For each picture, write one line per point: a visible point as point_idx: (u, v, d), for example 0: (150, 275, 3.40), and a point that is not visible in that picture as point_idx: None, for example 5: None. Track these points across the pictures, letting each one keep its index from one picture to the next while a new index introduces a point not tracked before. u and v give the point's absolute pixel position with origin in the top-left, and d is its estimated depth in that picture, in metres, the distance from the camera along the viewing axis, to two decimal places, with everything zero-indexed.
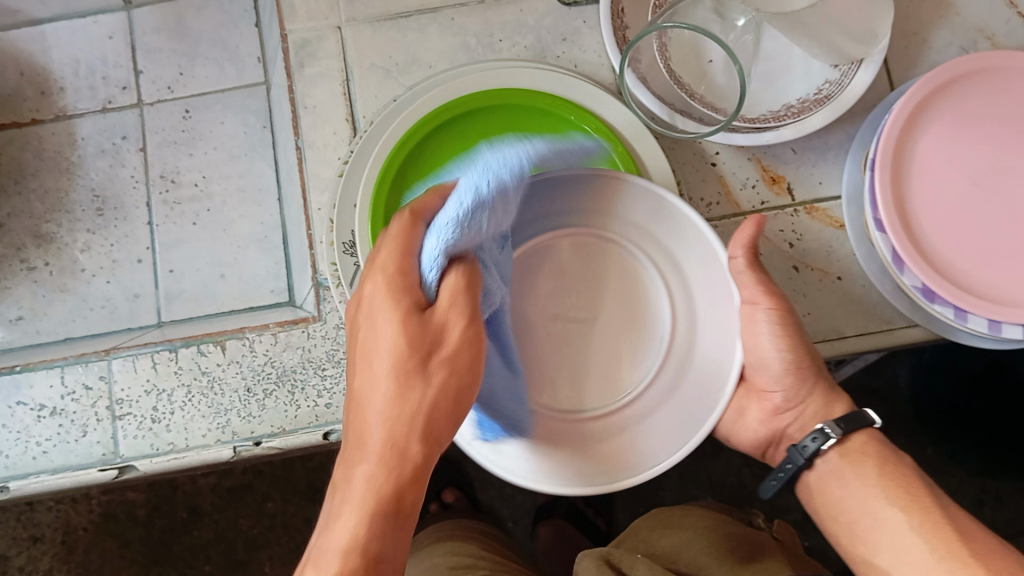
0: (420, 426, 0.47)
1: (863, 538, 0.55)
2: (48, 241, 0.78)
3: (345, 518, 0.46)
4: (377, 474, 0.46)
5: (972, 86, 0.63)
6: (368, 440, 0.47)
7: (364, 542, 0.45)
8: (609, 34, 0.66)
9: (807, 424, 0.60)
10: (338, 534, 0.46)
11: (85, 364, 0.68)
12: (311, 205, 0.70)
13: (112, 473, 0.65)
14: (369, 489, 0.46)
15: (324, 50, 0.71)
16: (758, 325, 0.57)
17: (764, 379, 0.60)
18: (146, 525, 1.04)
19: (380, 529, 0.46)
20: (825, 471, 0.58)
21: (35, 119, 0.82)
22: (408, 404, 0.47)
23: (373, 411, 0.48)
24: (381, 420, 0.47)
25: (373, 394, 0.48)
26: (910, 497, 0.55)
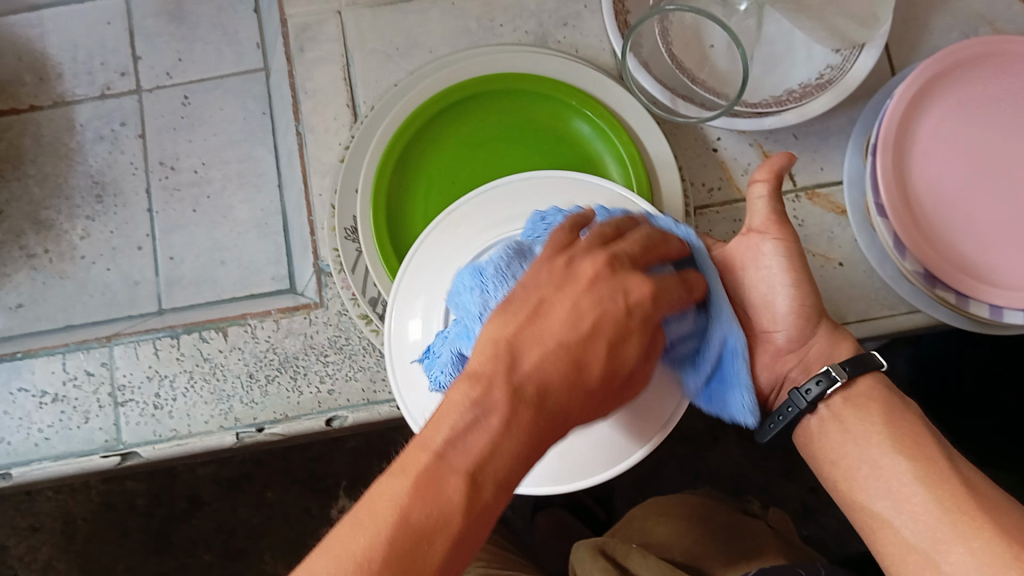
0: (571, 414, 0.44)
1: (862, 483, 0.53)
2: (47, 228, 0.78)
3: (481, 436, 0.41)
4: (532, 428, 0.43)
5: (976, 69, 0.63)
6: (524, 380, 0.43)
7: (499, 483, 0.41)
8: (609, 20, 0.66)
9: (810, 366, 0.57)
10: (468, 449, 0.41)
11: (86, 350, 0.67)
12: (312, 190, 0.70)
13: (115, 459, 0.65)
14: (524, 435, 0.42)
15: (325, 34, 0.71)
16: (763, 252, 0.56)
17: (766, 318, 0.58)
18: (146, 513, 1.04)
19: (519, 468, 0.42)
20: (826, 416, 0.56)
21: (33, 105, 0.81)
22: (590, 393, 0.45)
23: (544, 361, 0.44)
24: (547, 370, 0.44)
25: (563, 353, 0.44)
26: (915, 445, 0.52)
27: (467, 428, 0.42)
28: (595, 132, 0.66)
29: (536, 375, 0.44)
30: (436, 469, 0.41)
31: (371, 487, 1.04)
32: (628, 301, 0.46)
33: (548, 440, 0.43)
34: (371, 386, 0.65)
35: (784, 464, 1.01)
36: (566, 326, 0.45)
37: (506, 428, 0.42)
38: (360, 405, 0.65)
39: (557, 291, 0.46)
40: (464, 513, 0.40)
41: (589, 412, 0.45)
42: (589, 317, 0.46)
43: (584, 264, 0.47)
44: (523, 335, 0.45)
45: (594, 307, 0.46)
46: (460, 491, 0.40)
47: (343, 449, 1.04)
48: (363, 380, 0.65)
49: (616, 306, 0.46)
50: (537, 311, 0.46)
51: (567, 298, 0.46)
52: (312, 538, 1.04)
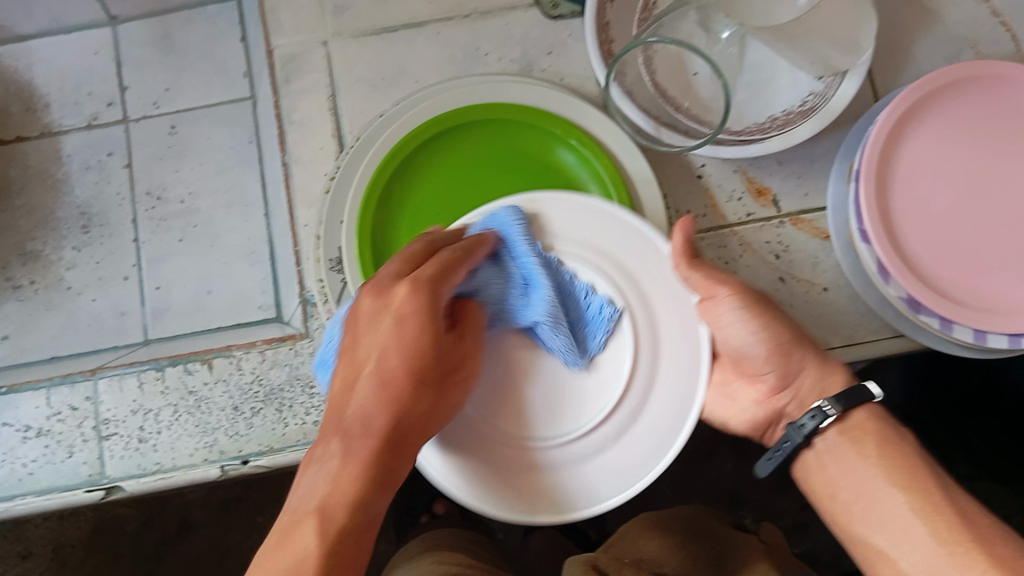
0: (410, 424, 0.50)
1: (859, 517, 0.54)
2: (33, 259, 0.78)
3: (326, 477, 0.49)
4: (369, 454, 0.49)
5: (955, 96, 0.63)
6: (347, 418, 0.51)
7: (348, 505, 0.48)
8: (593, 49, 0.66)
9: (804, 401, 0.59)
10: (314, 493, 0.49)
11: (70, 384, 0.67)
12: (297, 221, 0.70)
13: (98, 494, 0.65)
14: (360, 464, 0.49)
15: (311, 64, 0.71)
16: (721, 315, 0.56)
17: (753, 363, 0.59)
18: (138, 537, 1.04)
19: (380, 499, 0.50)
20: (822, 450, 0.56)
21: (20, 135, 0.81)
22: (410, 413, 0.50)
23: (364, 397, 0.51)
24: (366, 408, 0.50)
25: (367, 387, 0.51)
26: (912, 477, 0.53)
27: (313, 483, 0.50)
28: (580, 160, 0.66)
29: (359, 410, 0.51)
30: (298, 525, 0.48)
31: None
32: (399, 314, 0.51)
33: (397, 463, 0.50)
34: None
35: (778, 481, 1.01)
36: (369, 371, 0.51)
37: (347, 459, 0.49)
38: None
39: (353, 334, 0.52)
40: (334, 537, 0.47)
41: (422, 429, 0.51)
42: (392, 348, 0.51)
43: (366, 301, 0.53)
44: (346, 387, 0.52)
45: (381, 337, 0.51)
46: (332, 529, 0.47)
47: None
48: None
49: (387, 318, 0.51)
50: (355, 358, 0.52)
51: (367, 333, 0.52)
52: None
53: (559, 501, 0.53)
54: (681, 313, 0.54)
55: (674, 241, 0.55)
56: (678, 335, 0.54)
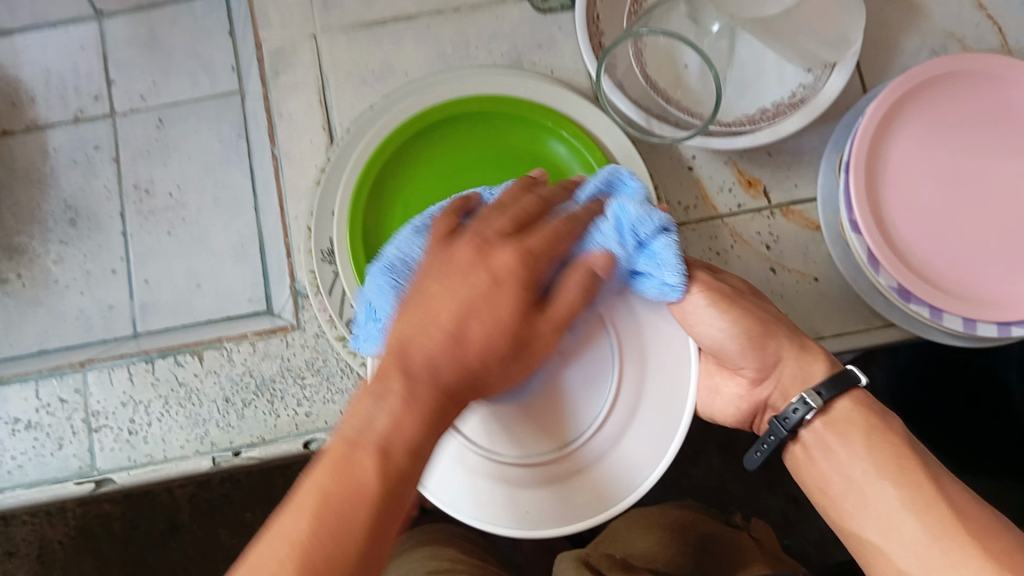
0: (482, 380, 0.46)
1: (851, 512, 0.53)
2: (20, 254, 0.78)
3: (385, 415, 0.43)
4: (424, 409, 0.43)
5: (942, 87, 0.64)
6: (415, 365, 0.44)
7: (411, 450, 0.43)
8: (583, 42, 0.66)
9: (786, 391, 0.56)
10: (371, 432, 0.43)
11: (59, 377, 0.67)
12: (288, 213, 0.70)
13: (89, 487, 0.64)
14: (422, 410, 0.43)
15: (300, 57, 0.71)
16: (693, 310, 0.52)
17: (730, 357, 0.57)
18: (123, 539, 1.03)
19: (431, 439, 0.44)
20: (809, 440, 0.55)
21: (5, 130, 0.81)
22: (507, 368, 0.46)
23: (432, 338, 0.45)
24: (416, 362, 0.45)
25: (452, 334, 0.45)
26: (900, 470, 0.51)
27: (370, 414, 0.43)
28: (572, 153, 0.66)
29: (411, 350, 0.45)
30: (353, 460, 0.42)
31: None
32: (496, 279, 0.47)
33: (457, 408, 0.45)
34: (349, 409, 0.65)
35: (765, 479, 1.01)
36: (457, 319, 0.46)
37: (407, 399, 0.43)
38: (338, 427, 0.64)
39: (454, 276, 0.47)
40: (383, 486, 0.41)
41: (493, 384, 0.46)
42: (455, 301, 0.46)
43: (499, 255, 0.47)
44: (412, 335, 0.45)
45: (468, 284, 0.47)
46: (369, 492, 0.41)
47: None
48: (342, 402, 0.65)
49: (482, 280, 0.47)
50: (412, 312, 0.46)
51: (434, 287, 0.47)
52: None
53: (602, 496, 0.48)
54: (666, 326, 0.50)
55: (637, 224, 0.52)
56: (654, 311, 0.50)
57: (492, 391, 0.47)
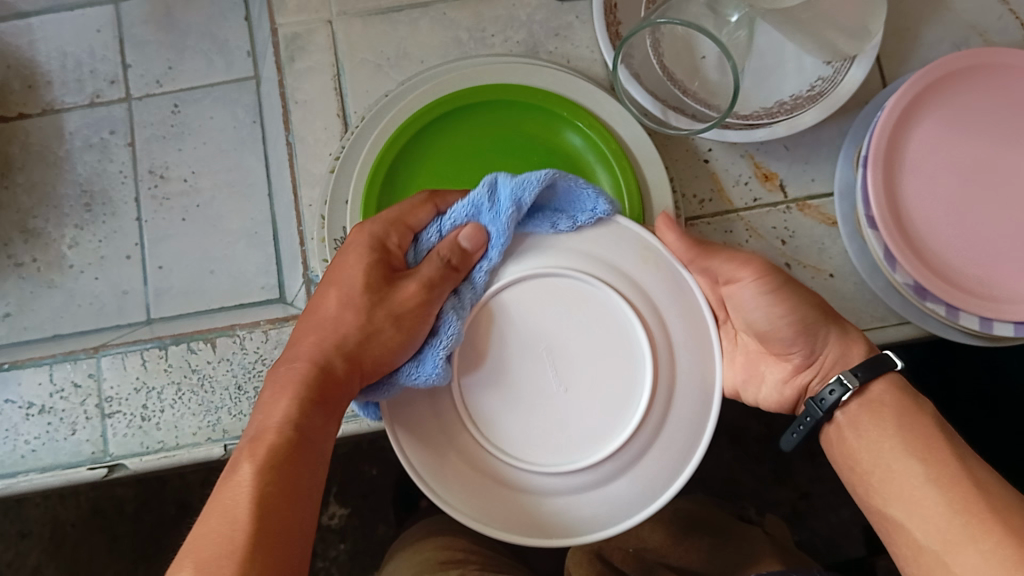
0: (349, 346, 0.49)
1: (876, 489, 0.51)
2: (35, 237, 0.78)
3: (274, 398, 0.47)
4: (300, 387, 0.47)
5: (965, 82, 0.63)
6: (305, 354, 0.49)
7: (284, 422, 0.46)
8: (601, 30, 0.65)
9: (826, 375, 0.55)
10: (269, 405, 0.47)
11: (74, 361, 0.67)
12: (301, 200, 0.70)
13: (102, 471, 0.65)
14: (298, 378, 0.48)
15: (315, 43, 0.71)
16: (744, 298, 0.54)
17: (776, 343, 0.55)
18: (135, 521, 1.04)
19: (312, 415, 0.47)
20: (844, 422, 0.53)
21: (22, 113, 0.81)
22: (370, 324, 0.49)
23: (324, 322, 0.51)
24: (300, 354, 0.49)
25: (330, 326, 0.51)
26: (929, 446, 0.49)
27: (267, 399, 0.48)
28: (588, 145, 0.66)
29: (296, 355, 0.50)
30: (260, 439, 0.45)
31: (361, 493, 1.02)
32: (342, 296, 0.51)
33: (336, 380, 0.48)
34: None
35: (774, 472, 1.01)
36: (335, 309, 0.51)
37: (279, 388, 0.48)
38: None
39: (310, 317, 0.52)
40: (273, 440, 0.45)
41: (363, 355, 0.49)
42: (348, 299, 0.51)
43: (331, 291, 0.52)
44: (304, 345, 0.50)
45: (325, 318, 0.51)
46: (277, 447, 0.45)
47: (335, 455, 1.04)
48: None
49: (333, 296, 0.51)
50: (301, 336, 0.52)
51: (306, 321, 0.52)
52: None
53: (569, 526, 0.49)
54: (691, 321, 0.50)
55: (668, 242, 0.55)
56: (695, 344, 0.50)
57: (365, 366, 0.49)
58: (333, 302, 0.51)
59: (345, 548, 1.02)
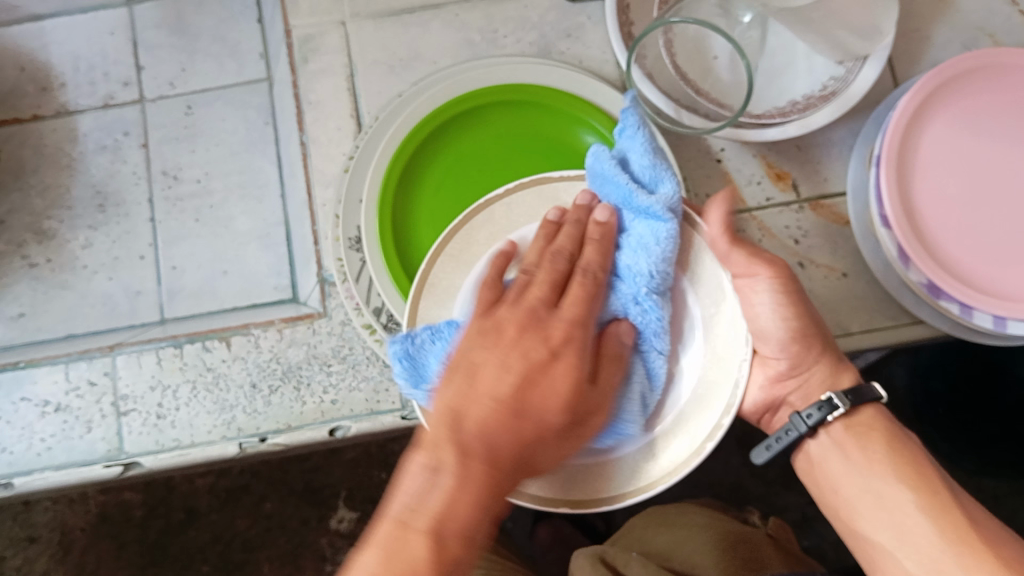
0: (532, 453, 0.50)
1: (863, 514, 0.56)
2: (48, 238, 0.78)
3: (438, 494, 0.48)
4: (483, 465, 0.48)
5: (977, 81, 0.63)
6: (477, 436, 0.49)
7: (461, 533, 0.48)
8: (614, 31, 0.66)
9: (811, 392, 0.60)
10: (447, 500, 0.48)
11: (89, 360, 0.67)
12: (315, 201, 0.70)
13: (117, 470, 0.64)
14: (474, 487, 0.48)
15: (328, 45, 0.71)
16: (756, 292, 0.58)
17: (769, 346, 0.60)
18: (143, 526, 1.05)
19: (482, 522, 0.49)
20: (827, 443, 0.58)
21: (35, 115, 0.81)
22: (529, 425, 0.50)
23: (481, 410, 0.50)
24: (489, 419, 0.50)
25: (544, 424, 0.50)
26: (916, 473, 0.55)
27: (424, 490, 0.49)
28: (602, 144, 0.66)
29: (479, 408, 0.50)
30: (405, 538, 0.48)
31: (369, 499, 1.05)
32: (550, 353, 0.51)
33: (513, 476, 0.49)
34: (374, 396, 0.65)
35: (783, 476, 1.01)
36: (497, 385, 0.51)
37: (459, 490, 0.48)
38: (363, 415, 0.64)
39: (480, 344, 0.52)
40: (443, 555, 0.47)
41: (547, 451, 0.50)
42: (509, 374, 0.51)
43: (508, 322, 0.53)
44: (462, 401, 0.50)
45: (517, 360, 0.51)
46: (427, 552, 0.47)
47: (341, 461, 1.05)
48: (367, 390, 0.65)
49: (539, 353, 0.51)
50: (459, 416, 0.50)
51: (478, 352, 0.52)
52: (311, 549, 1.04)
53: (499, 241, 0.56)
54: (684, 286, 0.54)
55: (714, 219, 0.55)
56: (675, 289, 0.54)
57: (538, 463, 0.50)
58: (523, 351, 0.52)
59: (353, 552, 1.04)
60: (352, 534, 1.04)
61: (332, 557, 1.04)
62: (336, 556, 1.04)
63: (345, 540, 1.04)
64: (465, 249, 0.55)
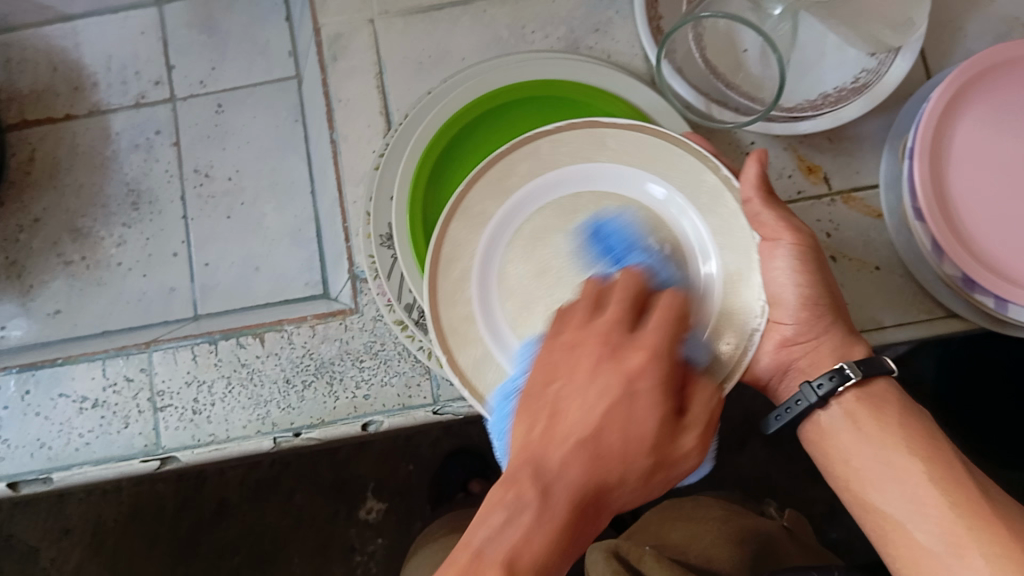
0: (616, 494, 0.43)
1: (872, 485, 0.55)
2: (83, 236, 0.79)
3: (516, 531, 0.41)
4: (570, 513, 0.42)
5: (1012, 73, 0.62)
6: (555, 480, 0.42)
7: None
8: (643, 26, 0.66)
9: (822, 360, 0.58)
10: (523, 545, 0.41)
11: (126, 356, 0.69)
12: (346, 198, 0.70)
13: (154, 464, 0.65)
14: (556, 531, 0.41)
15: (357, 43, 0.72)
16: (774, 258, 0.56)
17: (778, 311, 0.58)
18: (175, 518, 1.06)
19: (556, 572, 0.42)
20: (837, 413, 0.57)
21: (68, 114, 0.83)
22: (622, 460, 0.43)
23: (577, 414, 0.44)
24: (574, 455, 0.43)
25: (626, 460, 0.43)
26: (929, 445, 0.54)
27: (503, 525, 0.42)
28: None
29: (570, 445, 0.43)
30: (478, 571, 0.41)
31: (397, 491, 1.06)
32: (632, 374, 0.44)
33: (586, 517, 0.43)
34: (406, 391, 0.65)
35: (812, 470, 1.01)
36: (582, 417, 0.44)
37: (537, 527, 0.41)
38: (395, 410, 0.64)
39: (572, 353, 0.46)
40: None
41: (624, 495, 0.44)
42: (600, 403, 0.44)
43: (629, 357, 0.45)
44: (545, 433, 0.44)
45: (603, 390, 0.44)
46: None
47: (370, 453, 1.06)
48: (398, 385, 0.65)
49: (617, 385, 0.44)
50: (546, 439, 0.44)
51: (556, 357, 0.47)
52: (339, 540, 1.05)
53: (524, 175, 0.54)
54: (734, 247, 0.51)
55: (747, 172, 0.55)
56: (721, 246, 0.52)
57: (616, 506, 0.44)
58: (634, 345, 0.45)
59: (383, 544, 1.05)
60: (379, 525, 1.05)
61: (360, 548, 1.05)
62: (364, 548, 1.05)
63: (371, 531, 1.05)
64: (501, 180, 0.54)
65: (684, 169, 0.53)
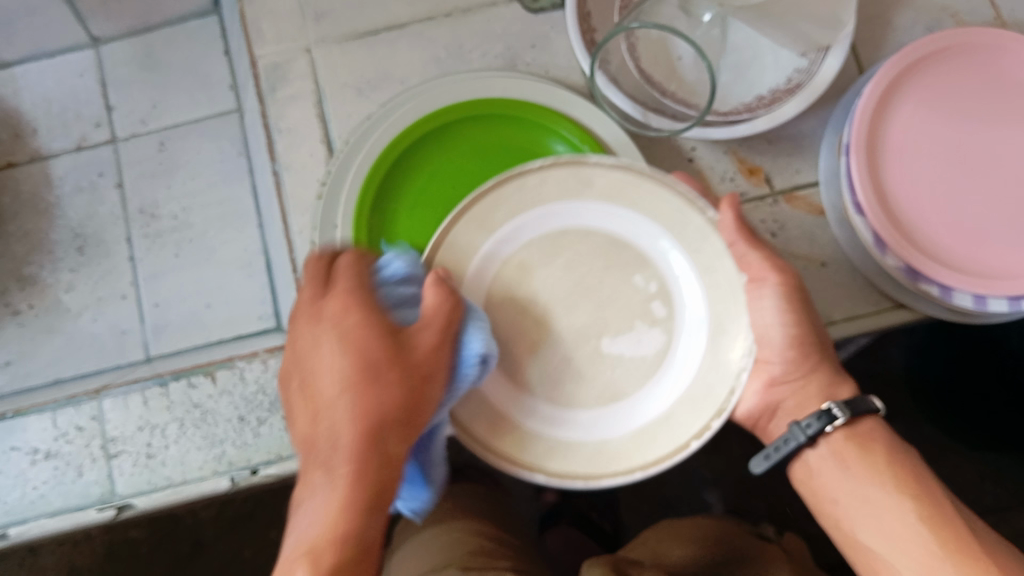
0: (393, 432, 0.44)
1: (859, 520, 0.56)
2: (31, 284, 0.78)
3: (321, 505, 0.42)
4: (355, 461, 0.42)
5: (940, 64, 0.63)
6: (335, 434, 0.43)
7: (355, 533, 0.41)
8: (576, 39, 0.65)
9: (808, 401, 0.60)
10: (327, 516, 0.42)
11: (76, 405, 0.68)
12: (292, 229, 0.69)
13: (110, 512, 0.65)
14: (357, 479, 0.42)
15: (294, 72, 0.71)
16: (763, 298, 0.57)
17: (764, 350, 0.60)
18: (149, 561, 1.05)
19: (370, 524, 0.42)
20: (825, 452, 0.58)
21: (8, 161, 0.82)
22: (382, 400, 0.44)
23: (326, 364, 0.45)
24: (342, 406, 0.44)
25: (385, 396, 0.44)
26: (917, 483, 0.55)
27: (306, 514, 0.43)
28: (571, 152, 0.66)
29: (332, 406, 0.44)
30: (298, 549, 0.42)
31: None
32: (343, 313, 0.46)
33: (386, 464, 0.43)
34: None
35: None
36: (331, 372, 0.45)
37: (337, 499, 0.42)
38: None
39: (308, 328, 0.48)
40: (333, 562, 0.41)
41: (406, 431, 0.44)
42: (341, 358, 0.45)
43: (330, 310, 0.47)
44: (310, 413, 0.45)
45: (344, 337, 0.46)
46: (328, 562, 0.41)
47: None
48: None
49: (349, 325, 0.46)
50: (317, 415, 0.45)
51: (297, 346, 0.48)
52: None
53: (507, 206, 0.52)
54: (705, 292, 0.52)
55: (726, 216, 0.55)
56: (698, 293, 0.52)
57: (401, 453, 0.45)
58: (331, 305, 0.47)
59: None
60: None
61: None
62: None
63: None
64: (485, 212, 0.51)
65: (664, 207, 0.52)
